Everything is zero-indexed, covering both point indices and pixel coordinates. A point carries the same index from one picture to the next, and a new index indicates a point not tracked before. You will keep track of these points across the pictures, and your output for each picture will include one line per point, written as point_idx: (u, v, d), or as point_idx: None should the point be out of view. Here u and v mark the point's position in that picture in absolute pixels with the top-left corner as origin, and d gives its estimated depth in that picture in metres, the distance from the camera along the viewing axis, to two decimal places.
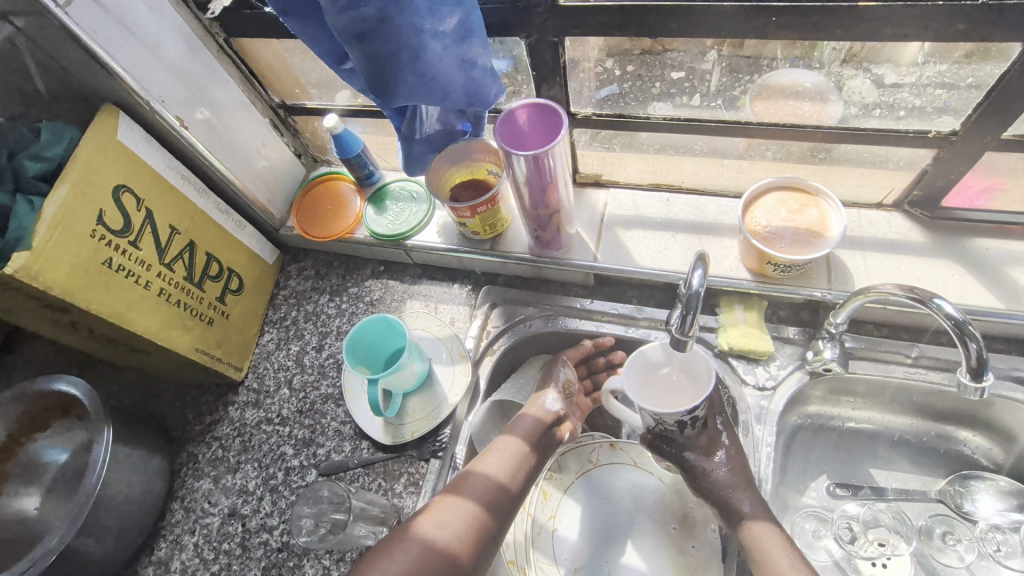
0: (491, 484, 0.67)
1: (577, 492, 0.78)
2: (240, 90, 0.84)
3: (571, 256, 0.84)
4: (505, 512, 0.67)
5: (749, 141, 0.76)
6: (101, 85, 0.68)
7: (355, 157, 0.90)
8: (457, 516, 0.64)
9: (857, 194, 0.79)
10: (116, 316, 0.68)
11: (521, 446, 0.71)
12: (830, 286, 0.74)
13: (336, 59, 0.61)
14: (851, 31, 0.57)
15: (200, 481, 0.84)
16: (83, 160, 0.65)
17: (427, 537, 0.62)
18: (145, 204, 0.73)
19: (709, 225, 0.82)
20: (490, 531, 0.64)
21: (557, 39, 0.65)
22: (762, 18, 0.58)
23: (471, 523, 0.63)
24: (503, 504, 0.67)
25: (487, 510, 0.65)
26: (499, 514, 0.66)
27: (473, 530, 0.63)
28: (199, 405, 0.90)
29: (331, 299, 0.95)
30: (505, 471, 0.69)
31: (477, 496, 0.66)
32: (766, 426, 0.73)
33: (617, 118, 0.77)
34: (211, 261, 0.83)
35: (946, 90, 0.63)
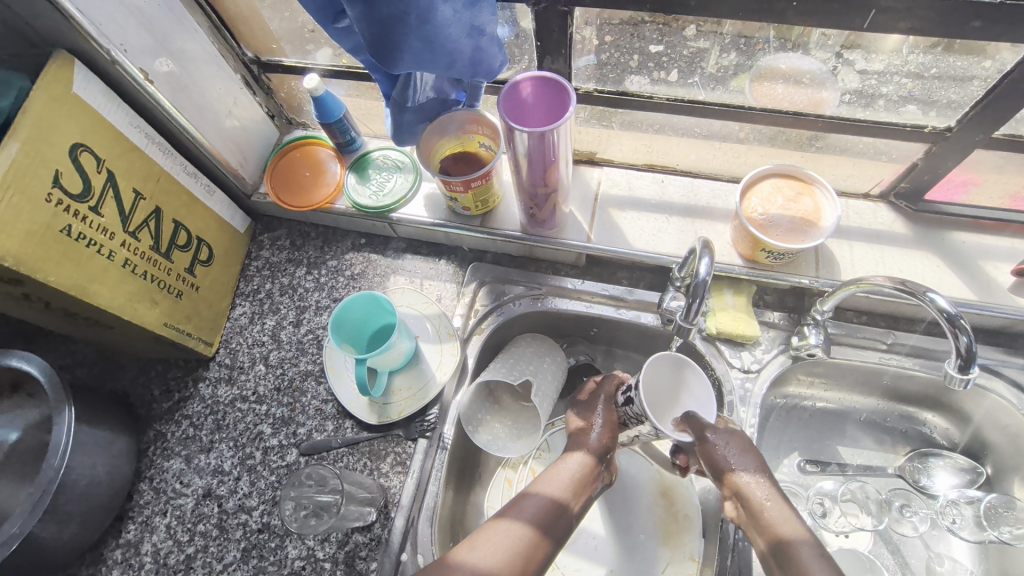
0: (550, 506, 0.63)
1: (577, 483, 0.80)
2: (210, 41, 0.76)
3: (564, 235, 0.82)
4: (558, 537, 0.62)
5: (747, 125, 0.76)
6: (54, 29, 0.60)
7: (336, 122, 0.84)
8: (509, 540, 0.59)
9: (843, 183, 0.81)
10: (77, 290, 0.62)
11: (580, 470, 0.66)
12: (817, 275, 0.76)
13: (329, 16, 0.56)
14: (862, 20, 0.57)
15: (171, 460, 0.81)
16: (35, 114, 0.58)
17: (475, 559, 0.57)
18: (107, 166, 0.66)
19: (702, 208, 0.82)
20: (543, 557, 0.60)
21: (566, 9, 0.63)
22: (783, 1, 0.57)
23: (524, 547, 0.59)
24: (557, 530, 0.62)
25: (540, 537, 0.60)
26: (552, 539, 0.62)
27: (525, 554, 0.59)
28: (165, 381, 0.85)
29: (308, 272, 0.90)
30: (562, 492, 0.64)
31: (535, 515, 0.62)
32: (750, 408, 0.75)
33: (619, 96, 0.75)
34: (179, 230, 0.77)
35: (911, 80, 0.65)
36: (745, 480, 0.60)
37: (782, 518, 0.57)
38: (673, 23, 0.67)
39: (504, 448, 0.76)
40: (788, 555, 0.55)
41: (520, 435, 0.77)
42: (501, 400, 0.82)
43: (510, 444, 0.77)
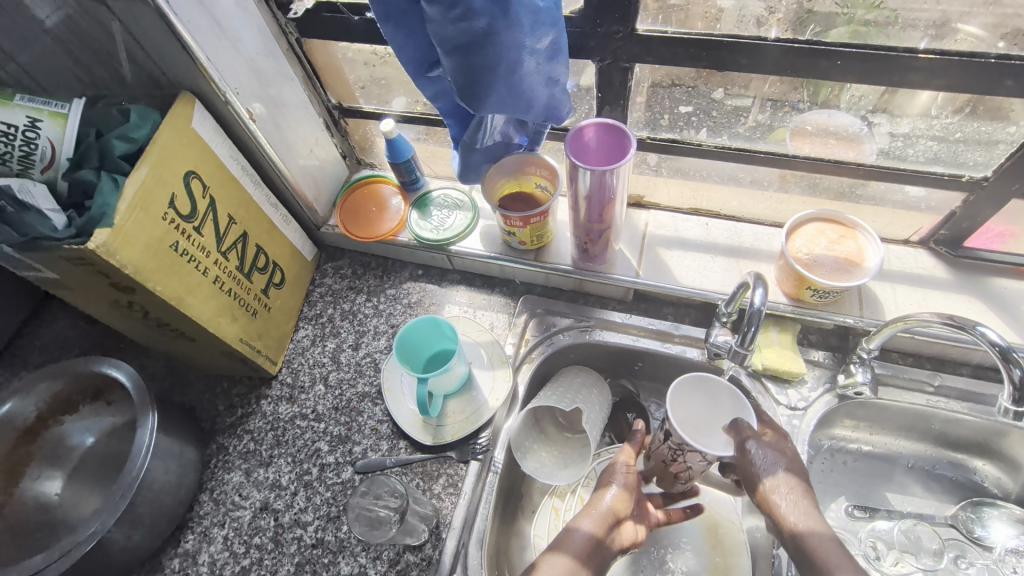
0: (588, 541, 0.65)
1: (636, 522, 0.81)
2: (302, 88, 0.86)
3: (613, 271, 0.87)
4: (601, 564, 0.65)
5: (789, 172, 0.81)
6: (184, 74, 0.69)
7: (404, 162, 0.92)
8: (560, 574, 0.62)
9: (882, 230, 0.85)
10: (176, 300, 0.68)
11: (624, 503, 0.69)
12: (861, 314, 0.78)
13: (423, 66, 0.64)
14: (898, 78, 0.63)
15: (231, 473, 0.84)
16: (162, 143, 0.66)
17: None
18: (210, 192, 0.73)
19: (746, 249, 0.87)
20: None
21: (628, 64, 0.71)
22: (829, 60, 0.63)
23: None
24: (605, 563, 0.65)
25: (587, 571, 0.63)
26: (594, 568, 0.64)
27: None
28: (229, 397, 0.90)
29: (368, 299, 0.96)
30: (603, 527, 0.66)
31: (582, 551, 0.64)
32: (798, 444, 0.77)
33: (670, 143, 0.81)
34: (260, 253, 0.84)
35: (935, 143, 0.71)
36: (773, 491, 0.64)
37: (801, 512, 0.62)
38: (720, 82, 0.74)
39: (554, 476, 0.78)
40: (808, 552, 0.60)
41: (567, 463, 0.79)
42: (547, 431, 0.84)
43: (561, 472, 0.78)
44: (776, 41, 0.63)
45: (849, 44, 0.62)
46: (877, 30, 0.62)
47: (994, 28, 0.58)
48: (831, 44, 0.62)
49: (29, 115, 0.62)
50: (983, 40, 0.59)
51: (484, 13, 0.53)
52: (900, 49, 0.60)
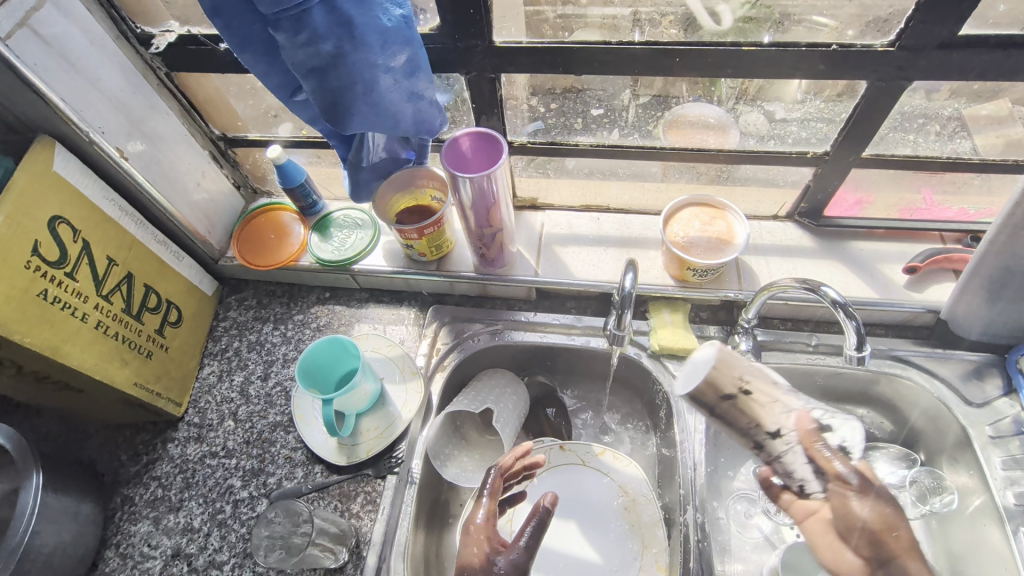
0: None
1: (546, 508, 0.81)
2: (180, 122, 0.84)
3: (514, 272, 0.90)
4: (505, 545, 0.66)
5: (665, 163, 0.87)
6: (38, 117, 0.67)
7: (298, 187, 0.92)
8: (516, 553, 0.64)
9: (756, 208, 0.92)
10: (50, 350, 0.66)
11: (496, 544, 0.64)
12: (740, 287, 0.85)
13: (288, 92, 0.65)
14: (739, 69, 0.69)
15: (138, 524, 0.80)
16: (18, 191, 0.64)
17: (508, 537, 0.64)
18: (82, 235, 0.71)
19: (636, 239, 0.92)
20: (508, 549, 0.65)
21: (494, 75, 0.74)
22: (670, 58, 0.69)
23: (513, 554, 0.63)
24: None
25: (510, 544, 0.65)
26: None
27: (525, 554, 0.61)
28: (133, 445, 0.86)
29: (275, 327, 0.94)
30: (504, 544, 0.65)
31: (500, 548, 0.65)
32: (698, 415, 0.81)
33: (550, 145, 0.85)
34: (149, 293, 0.81)
35: (825, 124, 0.76)
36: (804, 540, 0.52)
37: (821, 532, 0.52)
38: (601, 86, 0.78)
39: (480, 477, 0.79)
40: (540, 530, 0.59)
41: (487, 466, 0.80)
42: (468, 436, 0.84)
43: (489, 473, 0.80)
44: (637, 44, 0.68)
45: (688, 43, 0.68)
46: (755, 24, 0.67)
47: (856, 18, 0.64)
48: (670, 43, 0.68)
49: None
50: (837, 29, 0.66)
51: (329, 36, 0.55)
52: (731, 45, 0.67)
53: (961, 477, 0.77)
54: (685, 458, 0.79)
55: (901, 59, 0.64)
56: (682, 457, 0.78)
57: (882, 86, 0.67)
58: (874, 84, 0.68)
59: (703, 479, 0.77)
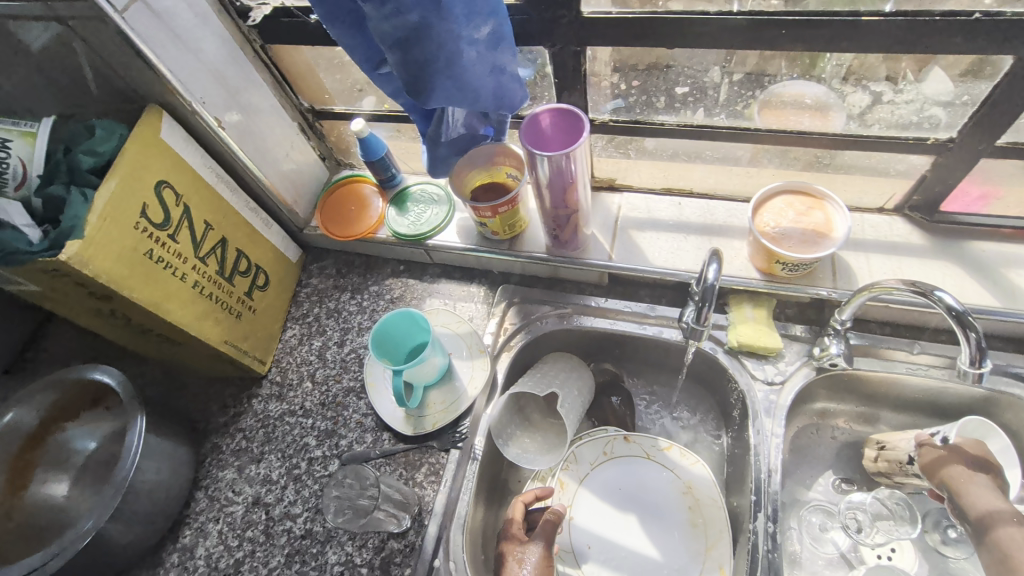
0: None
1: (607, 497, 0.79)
2: (273, 94, 0.88)
3: (587, 256, 0.87)
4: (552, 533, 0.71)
5: (758, 146, 0.81)
6: (149, 87, 0.72)
7: (378, 160, 0.93)
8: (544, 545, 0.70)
9: (859, 199, 0.84)
10: (154, 306, 0.71)
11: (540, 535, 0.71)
12: (835, 285, 0.77)
13: (373, 64, 0.65)
14: (853, 43, 0.62)
15: (225, 471, 0.86)
16: (130, 156, 0.68)
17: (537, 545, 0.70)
18: (184, 200, 0.76)
19: (719, 227, 0.86)
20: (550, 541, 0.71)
21: (579, 48, 0.71)
22: (773, 30, 0.63)
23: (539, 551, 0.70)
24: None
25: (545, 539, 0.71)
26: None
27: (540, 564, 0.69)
28: (222, 397, 0.93)
29: (352, 297, 0.98)
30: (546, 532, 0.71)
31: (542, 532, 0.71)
32: (775, 419, 0.76)
33: (633, 124, 0.81)
34: (240, 257, 0.86)
35: (946, 107, 0.67)
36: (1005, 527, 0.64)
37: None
38: (694, 61, 0.73)
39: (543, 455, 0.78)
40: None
41: (549, 448, 0.79)
42: (531, 417, 0.84)
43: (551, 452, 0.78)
44: (736, 14, 0.63)
45: (795, 13, 0.61)
46: None
47: None
48: (774, 14, 0.62)
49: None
50: None
51: (415, 7, 0.54)
52: (847, 14, 0.60)
53: None
54: (758, 463, 0.74)
55: None
56: (755, 462, 0.74)
57: None
58: (1020, 59, 0.58)
59: (776, 486, 0.73)
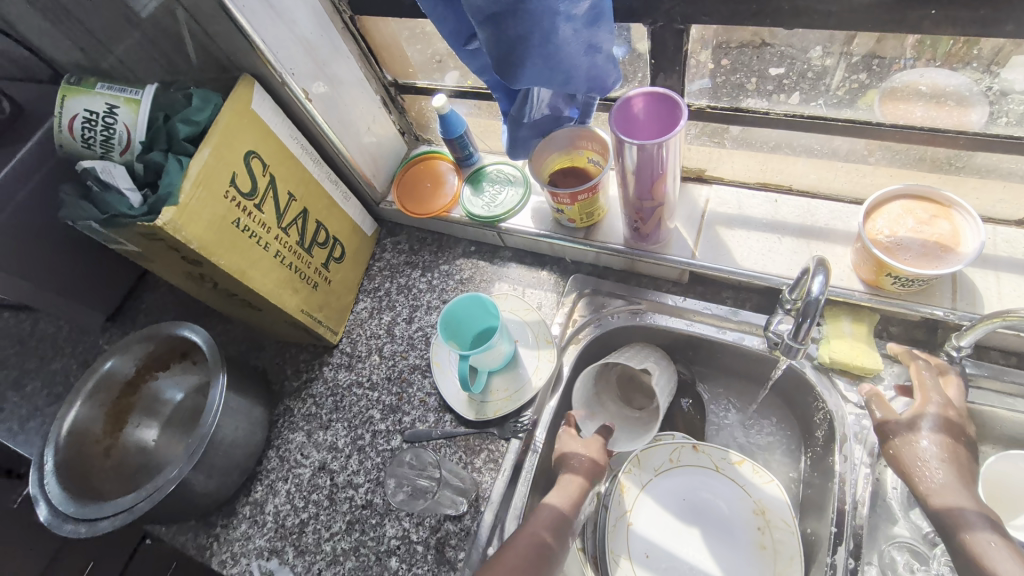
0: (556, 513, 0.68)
1: (667, 505, 0.77)
2: (358, 66, 0.88)
3: (668, 251, 0.82)
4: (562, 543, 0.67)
5: (875, 142, 0.72)
6: (244, 57, 0.73)
7: (457, 138, 0.91)
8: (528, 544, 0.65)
9: (992, 208, 0.73)
10: (239, 273, 0.74)
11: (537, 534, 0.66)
12: (953, 306, 0.69)
13: (461, 40, 0.63)
14: (1016, 26, 0.53)
15: (295, 433, 0.90)
16: (223, 126, 0.70)
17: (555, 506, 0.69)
18: (270, 171, 0.78)
19: (819, 229, 0.79)
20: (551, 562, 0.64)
21: (683, 26, 0.65)
22: (919, 10, 0.55)
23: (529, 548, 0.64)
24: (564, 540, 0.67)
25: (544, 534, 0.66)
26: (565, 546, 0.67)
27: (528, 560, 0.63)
28: (296, 362, 0.96)
29: (423, 274, 0.98)
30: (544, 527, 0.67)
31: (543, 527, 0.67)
32: (866, 447, 0.70)
33: (732, 112, 0.75)
34: (320, 229, 0.88)
35: None
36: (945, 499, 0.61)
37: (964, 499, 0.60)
38: (813, 42, 0.65)
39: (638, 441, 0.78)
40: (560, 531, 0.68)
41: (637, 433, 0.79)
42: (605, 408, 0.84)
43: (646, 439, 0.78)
44: None
45: None
46: None
47: None
48: None
49: (107, 102, 0.69)
50: None
51: None
52: None
53: None
54: (842, 492, 0.68)
55: None
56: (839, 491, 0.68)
57: None
58: None
59: (862, 518, 0.67)
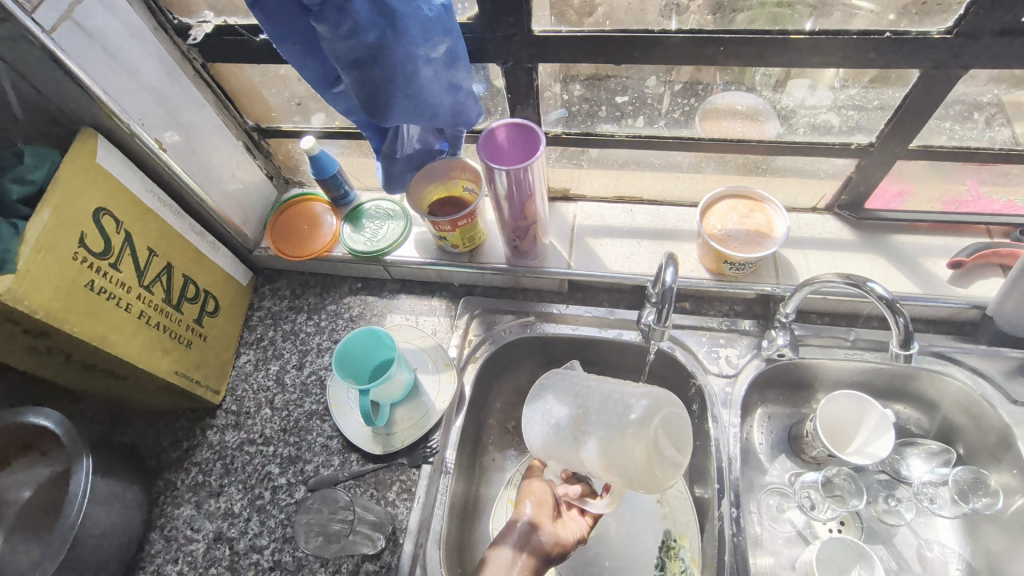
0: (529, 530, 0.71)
1: None
2: (216, 113, 0.85)
3: (547, 264, 0.89)
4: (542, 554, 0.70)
5: (701, 154, 0.86)
6: (81, 109, 0.68)
7: (331, 178, 0.92)
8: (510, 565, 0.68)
9: (793, 200, 0.91)
10: (97, 339, 0.67)
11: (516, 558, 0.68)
12: (777, 281, 0.84)
13: (326, 83, 0.65)
14: (781, 58, 0.67)
15: (181, 508, 0.82)
16: (64, 184, 0.65)
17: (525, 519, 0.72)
18: (125, 227, 0.72)
19: (669, 231, 0.91)
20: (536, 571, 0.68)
21: (531, 64, 0.73)
22: (712, 47, 0.67)
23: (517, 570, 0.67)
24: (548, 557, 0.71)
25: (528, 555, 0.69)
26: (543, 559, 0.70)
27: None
28: (173, 431, 0.88)
29: (309, 317, 0.96)
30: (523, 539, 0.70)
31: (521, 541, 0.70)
32: (732, 410, 0.81)
33: (585, 136, 0.84)
34: (188, 283, 0.83)
35: (857, 111, 0.74)
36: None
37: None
38: (642, 71, 0.76)
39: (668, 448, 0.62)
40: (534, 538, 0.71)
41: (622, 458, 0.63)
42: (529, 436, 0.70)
43: (672, 452, 0.63)
44: (675, 32, 0.67)
45: (729, 31, 0.66)
46: (791, 11, 0.66)
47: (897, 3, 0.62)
48: (711, 32, 0.66)
49: None
50: (879, 15, 0.64)
51: (371, 27, 0.55)
52: (776, 33, 0.65)
53: (1002, 477, 0.76)
54: (719, 454, 0.78)
55: (958, 47, 0.62)
56: (717, 453, 0.78)
57: (934, 75, 0.65)
58: (926, 72, 0.65)
59: (737, 472, 0.77)
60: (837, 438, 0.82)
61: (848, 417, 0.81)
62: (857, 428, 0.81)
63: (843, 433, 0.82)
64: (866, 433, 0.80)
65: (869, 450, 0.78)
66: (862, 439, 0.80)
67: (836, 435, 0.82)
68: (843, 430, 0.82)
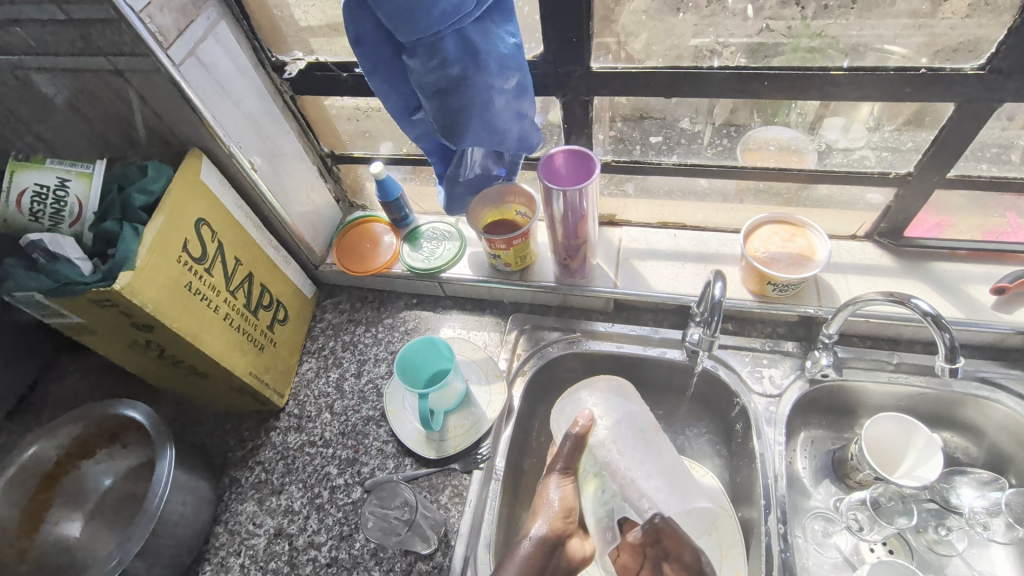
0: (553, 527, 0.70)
1: None
2: (298, 140, 0.94)
3: (595, 284, 0.94)
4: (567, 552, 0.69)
5: (742, 183, 0.91)
6: (192, 133, 0.77)
7: (394, 201, 1.00)
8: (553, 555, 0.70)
9: (833, 228, 0.94)
10: (190, 336, 0.74)
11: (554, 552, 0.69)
12: (819, 303, 0.87)
13: (406, 111, 0.73)
14: (818, 92, 0.73)
15: (244, 504, 0.87)
16: (175, 195, 0.73)
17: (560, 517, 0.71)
18: (218, 237, 0.80)
19: (712, 255, 0.95)
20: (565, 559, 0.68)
21: (588, 97, 0.81)
22: (756, 82, 0.73)
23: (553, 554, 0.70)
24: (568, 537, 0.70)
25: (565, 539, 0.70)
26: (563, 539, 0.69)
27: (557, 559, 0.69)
28: (239, 432, 0.94)
29: (367, 329, 1.02)
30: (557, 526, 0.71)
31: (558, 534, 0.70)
32: (777, 428, 0.83)
33: (633, 164, 0.90)
34: (265, 292, 0.90)
35: (895, 150, 0.79)
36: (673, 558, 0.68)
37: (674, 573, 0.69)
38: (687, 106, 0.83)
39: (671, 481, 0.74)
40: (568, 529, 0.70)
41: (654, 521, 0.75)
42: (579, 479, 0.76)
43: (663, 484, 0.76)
44: (719, 69, 0.73)
45: (770, 68, 0.72)
46: (822, 54, 0.71)
47: (926, 47, 0.68)
48: (756, 69, 0.72)
49: (59, 175, 0.72)
50: (913, 56, 0.69)
51: (456, 61, 0.63)
52: (815, 69, 0.71)
53: None
54: (764, 470, 0.80)
55: (989, 82, 0.66)
56: (762, 469, 0.80)
57: (969, 108, 0.70)
58: (960, 105, 0.70)
59: (782, 489, 0.78)
60: (883, 461, 0.82)
61: (893, 440, 0.82)
62: (903, 453, 0.81)
63: (888, 456, 0.82)
64: (912, 457, 0.80)
65: (918, 472, 0.79)
66: (909, 463, 0.80)
67: (883, 459, 0.82)
68: (887, 454, 0.82)
